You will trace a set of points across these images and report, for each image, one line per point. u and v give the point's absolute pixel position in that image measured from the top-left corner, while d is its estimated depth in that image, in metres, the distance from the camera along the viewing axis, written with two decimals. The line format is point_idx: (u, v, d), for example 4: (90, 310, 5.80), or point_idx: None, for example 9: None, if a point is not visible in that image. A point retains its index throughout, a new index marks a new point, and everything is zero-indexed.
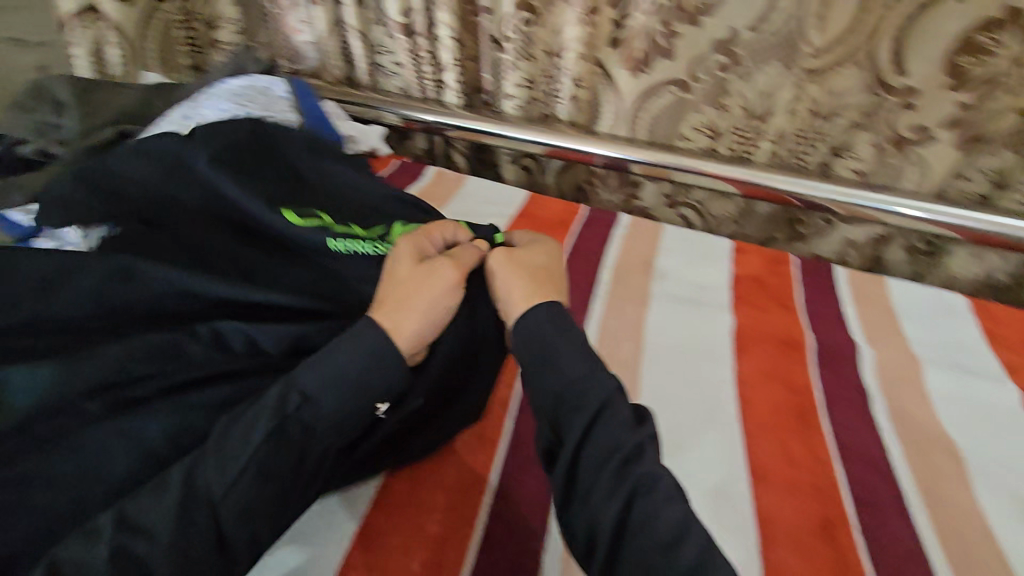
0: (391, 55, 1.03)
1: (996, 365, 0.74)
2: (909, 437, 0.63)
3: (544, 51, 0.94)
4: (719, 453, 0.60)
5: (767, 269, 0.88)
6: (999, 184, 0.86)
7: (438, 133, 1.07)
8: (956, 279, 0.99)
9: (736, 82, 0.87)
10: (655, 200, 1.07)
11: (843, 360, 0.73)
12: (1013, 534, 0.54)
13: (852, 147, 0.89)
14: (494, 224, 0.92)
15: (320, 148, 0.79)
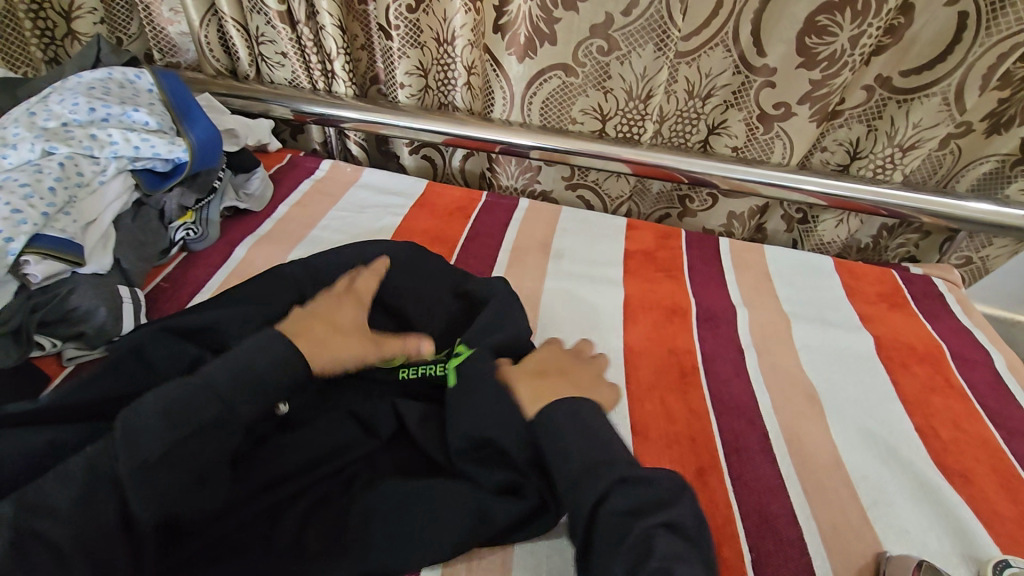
0: (275, 46, 0.98)
1: (853, 316, 0.83)
2: (776, 386, 0.70)
3: (433, 39, 0.94)
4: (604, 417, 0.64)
5: (657, 243, 0.93)
6: (855, 153, 0.97)
7: (333, 125, 1.04)
8: (826, 242, 1.07)
9: (616, 66, 0.90)
10: (555, 183, 1.10)
11: (721, 322, 0.79)
12: (857, 461, 0.62)
13: (726, 125, 0.96)
14: (392, 215, 0.91)
15: (193, 144, 0.75)
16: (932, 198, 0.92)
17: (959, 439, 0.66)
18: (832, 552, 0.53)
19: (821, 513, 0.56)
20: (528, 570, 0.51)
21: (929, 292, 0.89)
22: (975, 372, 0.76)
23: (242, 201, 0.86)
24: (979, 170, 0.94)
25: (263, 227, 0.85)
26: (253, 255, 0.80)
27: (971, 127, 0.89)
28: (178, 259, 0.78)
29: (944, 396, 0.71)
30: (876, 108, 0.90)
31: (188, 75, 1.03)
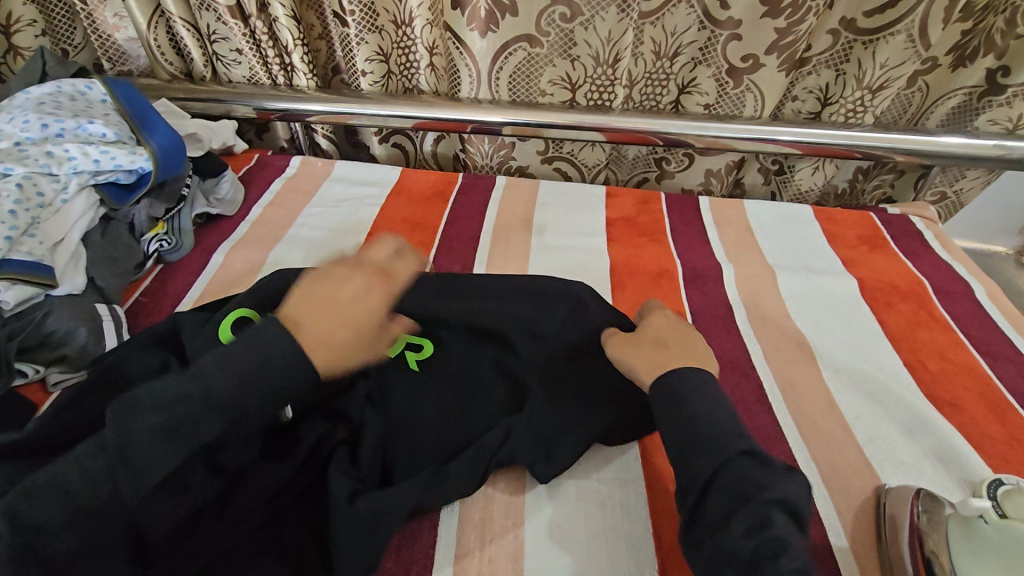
0: (228, 42, 0.95)
1: (835, 261, 0.84)
2: (768, 338, 0.71)
3: (391, 21, 0.92)
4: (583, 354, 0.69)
5: (638, 209, 0.93)
6: (825, 100, 0.97)
7: (298, 119, 1.02)
8: (804, 191, 1.08)
9: (580, 32, 0.89)
10: (531, 158, 1.08)
11: (709, 280, 0.80)
12: (849, 401, 0.63)
13: (696, 83, 0.95)
14: (370, 206, 0.90)
15: (156, 152, 0.73)
16: (904, 136, 0.93)
17: (947, 369, 0.68)
18: (834, 492, 0.55)
19: (820, 456, 0.58)
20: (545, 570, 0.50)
21: (908, 230, 0.91)
22: (958, 303, 0.77)
23: (213, 206, 0.85)
24: (947, 105, 0.95)
25: (239, 230, 0.83)
26: (231, 259, 0.78)
27: (936, 62, 0.90)
28: (155, 271, 0.76)
29: (930, 330, 0.73)
30: (843, 51, 0.90)
31: (142, 82, 0.99)
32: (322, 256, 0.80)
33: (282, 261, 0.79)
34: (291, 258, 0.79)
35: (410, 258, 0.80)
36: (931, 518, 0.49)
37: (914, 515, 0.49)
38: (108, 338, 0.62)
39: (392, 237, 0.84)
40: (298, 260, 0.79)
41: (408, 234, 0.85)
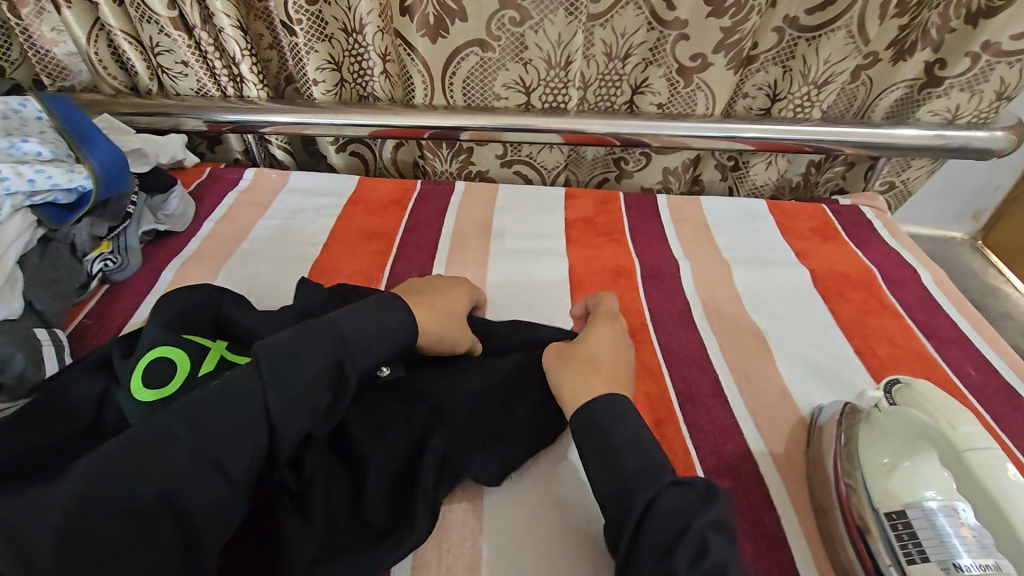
0: (173, 54, 0.93)
1: (789, 253, 0.86)
2: (723, 331, 0.72)
3: (341, 29, 0.91)
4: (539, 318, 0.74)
5: (597, 209, 0.93)
6: (775, 96, 0.99)
7: (251, 131, 1.00)
8: (760, 186, 1.10)
9: (531, 35, 0.89)
10: (490, 162, 1.08)
11: (666, 277, 0.81)
12: (802, 390, 0.65)
13: (648, 83, 0.97)
14: (326, 216, 0.89)
15: (96, 170, 0.71)
16: (851, 129, 0.95)
17: (895, 354, 0.70)
18: (786, 477, 0.56)
19: (773, 444, 0.59)
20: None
21: (858, 220, 0.93)
22: (905, 289, 0.80)
23: (162, 223, 0.82)
24: (891, 97, 0.98)
25: (189, 247, 0.81)
26: (181, 276, 0.76)
27: (877, 57, 0.92)
28: (101, 293, 0.74)
29: (879, 316, 0.75)
30: (789, 48, 0.92)
31: (85, 97, 0.96)
32: (277, 270, 0.78)
33: (234, 276, 0.77)
34: (244, 273, 0.77)
35: (366, 267, 0.79)
36: (851, 453, 0.53)
37: (836, 456, 0.53)
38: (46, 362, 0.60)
39: (349, 247, 0.83)
40: (252, 274, 0.77)
41: (365, 243, 0.84)
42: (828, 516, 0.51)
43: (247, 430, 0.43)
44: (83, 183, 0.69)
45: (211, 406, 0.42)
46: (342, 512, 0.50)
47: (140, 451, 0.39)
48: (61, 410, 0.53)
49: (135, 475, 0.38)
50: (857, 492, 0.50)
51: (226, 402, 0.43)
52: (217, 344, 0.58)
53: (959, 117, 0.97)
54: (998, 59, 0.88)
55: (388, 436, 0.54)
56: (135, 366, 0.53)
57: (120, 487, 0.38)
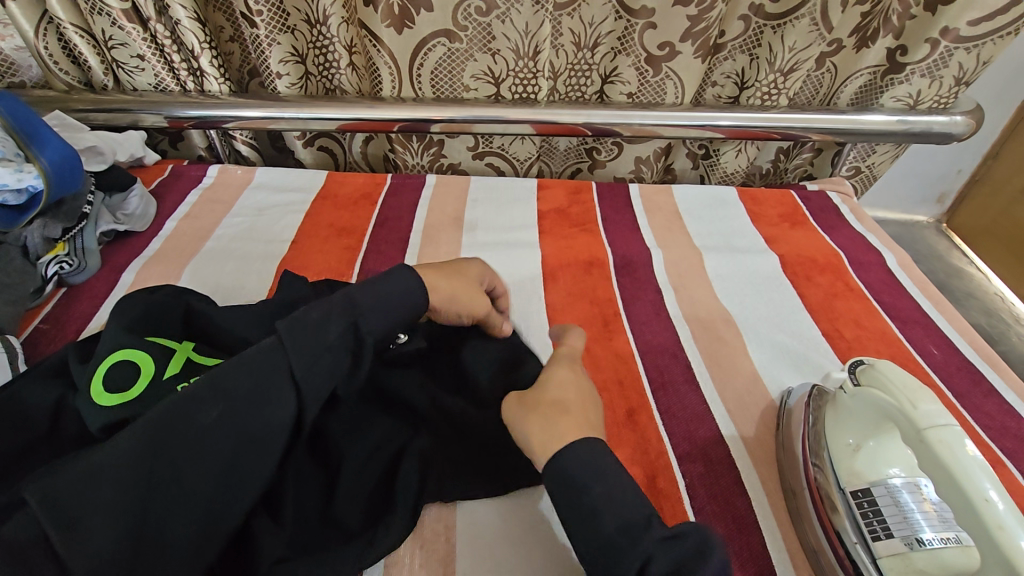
0: (128, 48, 0.90)
1: (759, 240, 0.87)
2: (695, 318, 0.73)
3: (304, 20, 0.89)
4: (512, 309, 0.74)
5: (569, 200, 0.93)
6: (743, 84, 1.00)
7: (214, 127, 0.97)
8: (730, 174, 1.11)
9: (498, 25, 0.88)
10: (462, 155, 1.07)
11: (638, 266, 0.81)
12: (772, 374, 0.66)
13: (618, 72, 0.96)
14: (294, 213, 0.87)
15: (47, 169, 0.68)
16: (817, 116, 0.97)
17: (862, 336, 0.71)
18: (757, 460, 0.56)
19: (743, 428, 0.59)
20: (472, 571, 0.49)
21: (826, 206, 0.95)
22: (871, 272, 0.81)
23: (121, 222, 0.80)
24: (856, 83, 0.99)
25: (151, 247, 0.79)
26: (143, 277, 0.74)
27: (841, 44, 0.93)
28: (57, 296, 0.71)
29: (845, 299, 0.76)
30: (755, 35, 0.93)
31: (36, 94, 0.92)
32: (244, 269, 0.76)
33: (198, 275, 0.75)
34: (208, 272, 0.75)
35: (335, 264, 0.78)
36: (818, 435, 0.54)
37: (804, 438, 0.54)
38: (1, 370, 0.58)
39: (317, 244, 0.81)
40: (218, 274, 0.75)
41: (334, 239, 0.82)
42: (797, 496, 0.52)
43: (273, 416, 0.42)
44: (34, 182, 0.66)
45: (236, 387, 0.41)
46: (310, 511, 0.49)
47: (160, 427, 0.38)
48: (13, 419, 0.51)
49: (157, 445, 0.37)
50: (824, 472, 0.51)
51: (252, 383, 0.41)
52: (183, 346, 0.57)
53: (920, 102, 0.99)
54: (956, 45, 0.90)
55: (365, 436, 0.53)
56: (96, 371, 0.51)
57: (152, 470, 0.37)
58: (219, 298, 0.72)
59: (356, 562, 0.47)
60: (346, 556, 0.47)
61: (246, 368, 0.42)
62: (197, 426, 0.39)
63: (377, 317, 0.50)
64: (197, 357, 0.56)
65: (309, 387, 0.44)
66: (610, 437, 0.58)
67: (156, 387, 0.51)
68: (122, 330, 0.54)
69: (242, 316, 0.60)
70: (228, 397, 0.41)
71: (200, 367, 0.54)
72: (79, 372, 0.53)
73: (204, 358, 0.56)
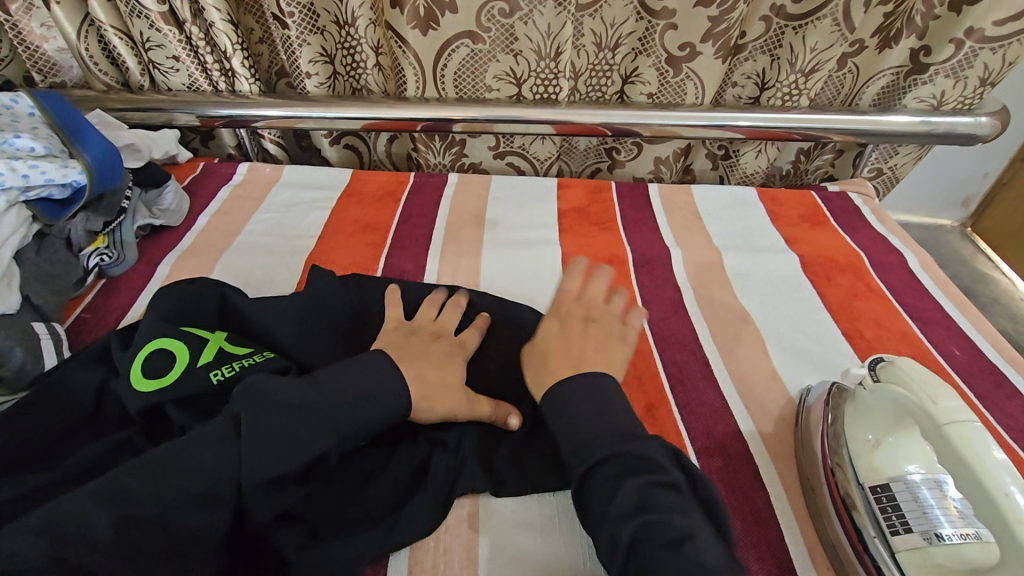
0: (164, 50, 0.93)
1: (779, 240, 0.87)
2: (713, 316, 0.73)
3: (332, 22, 0.92)
4: (532, 303, 0.75)
5: (589, 199, 0.94)
6: (763, 85, 1.01)
7: (243, 126, 1.00)
8: (750, 174, 1.11)
9: (521, 26, 0.89)
10: (483, 154, 1.09)
11: (658, 265, 0.82)
12: (791, 372, 0.66)
13: (638, 73, 0.97)
14: (321, 209, 0.89)
15: (90, 165, 0.71)
16: (838, 116, 0.97)
17: (883, 336, 0.71)
18: (776, 457, 0.57)
19: (762, 424, 0.60)
20: (494, 559, 0.50)
21: (847, 207, 0.94)
22: (892, 274, 0.81)
23: (157, 217, 0.83)
24: (879, 84, 0.99)
25: (184, 241, 0.82)
26: (177, 270, 0.77)
27: (863, 44, 0.93)
28: (97, 287, 0.74)
29: (866, 300, 0.76)
30: (776, 36, 0.93)
31: (76, 93, 0.96)
32: (273, 263, 0.79)
33: (231, 267, 0.78)
34: (240, 264, 0.78)
35: (359, 260, 0.80)
36: (836, 434, 0.54)
37: (823, 436, 0.55)
38: (48, 356, 0.61)
39: (343, 240, 0.83)
40: (249, 266, 0.78)
41: (359, 235, 0.85)
42: (816, 492, 0.53)
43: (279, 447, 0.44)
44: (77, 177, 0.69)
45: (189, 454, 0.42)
46: (336, 501, 0.52)
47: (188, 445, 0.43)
48: (62, 401, 0.54)
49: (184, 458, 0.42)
50: (843, 469, 0.52)
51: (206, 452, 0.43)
52: (216, 335, 0.58)
53: (944, 103, 0.98)
54: (981, 45, 0.89)
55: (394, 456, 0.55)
56: (134, 358, 0.54)
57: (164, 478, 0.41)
58: (250, 289, 0.74)
59: (380, 546, 0.49)
60: (370, 538, 0.49)
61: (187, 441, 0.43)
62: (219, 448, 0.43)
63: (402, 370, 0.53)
64: (229, 346, 0.57)
65: (256, 457, 0.43)
66: None
67: (186, 375, 0.53)
68: (159, 320, 0.57)
69: (272, 309, 0.62)
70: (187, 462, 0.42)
71: (231, 355, 0.56)
72: (123, 355, 0.56)
73: (237, 347, 0.58)
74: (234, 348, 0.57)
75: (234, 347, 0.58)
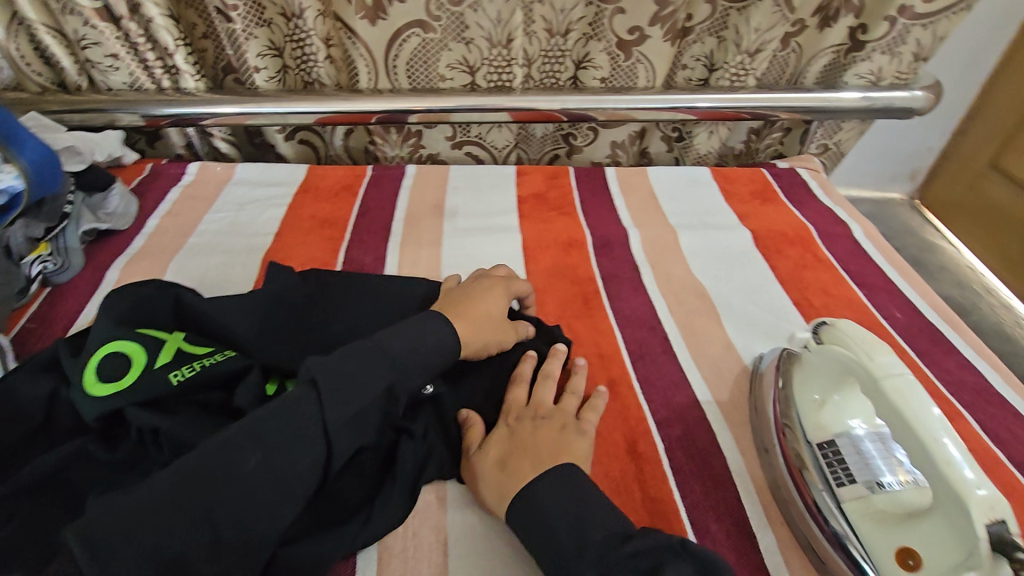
0: (101, 48, 0.89)
1: (732, 217, 0.90)
2: (670, 293, 0.75)
3: (280, 14, 0.90)
4: None
5: (547, 184, 0.95)
6: (712, 67, 1.03)
7: (192, 125, 0.97)
8: (703, 155, 1.14)
9: (471, 14, 0.89)
10: (440, 145, 1.09)
11: (616, 246, 0.83)
12: (745, 341, 0.69)
13: (590, 57, 0.98)
14: (276, 206, 0.88)
15: (26, 170, 0.69)
16: (784, 95, 1.00)
17: (830, 303, 0.74)
18: (732, 422, 0.59)
19: (718, 392, 0.62)
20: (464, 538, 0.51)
21: (795, 182, 0.98)
22: (838, 244, 0.85)
23: (103, 221, 0.80)
24: (821, 62, 1.02)
25: (134, 245, 0.80)
26: (128, 274, 0.75)
27: (804, 24, 0.96)
28: (43, 296, 0.72)
29: (814, 270, 0.79)
30: (721, 18, 0.96)
31: (9, 96, 0.92)
32: (228, 262, 0.77)
33: (185, 268, 0.76)
34: (195, 265, 0.76)
35: (317, 255, 0.79)
36: (786, 397, 0.57)
37: (774, 400, 0.57)
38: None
39: (300, 236, 0.82)
40: (203, 266, 0.76)
41: (317, 230, 0.84)
42: (769, 452, 0.55)
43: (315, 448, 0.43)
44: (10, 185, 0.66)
45: (259, 462, 0.41)
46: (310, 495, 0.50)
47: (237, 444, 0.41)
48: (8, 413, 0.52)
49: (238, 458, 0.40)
50: (793, 431, 0.54)
51: (282, 455, 0.42)
52: (172, 336, 0.57)
53: (882, 79, 1.02)
54: (912, 22, 0.93)
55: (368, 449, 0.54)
56: (87, 363, 0.52)
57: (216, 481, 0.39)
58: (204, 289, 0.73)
59: (352, 540, 0.48)
60: (343, 533, 0.48)
61: (236, 439, 0.41)
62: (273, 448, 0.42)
63: (418, 351, 0.52)
64: (188, 346, 0.56)
65: (305, 457, 0.43)
66: (594, 405, 0.60)
67: (146, 378, 0.52)
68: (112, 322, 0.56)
69: (231, 306, 0.61)
70: (261, 468, 0.41)
71: (189, 355, 0.55)
72: (73, 360, 0.54)
73: (195, 346, 0.57)
74: (193, 348, 0.57)
75: (193, 347, 0.57)
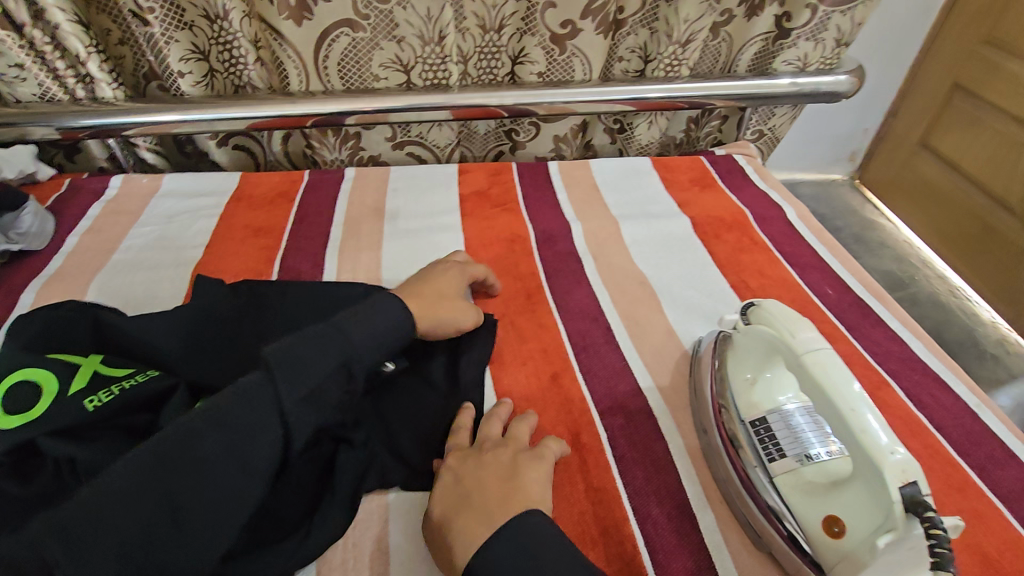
0: (4, 58, 0.84)
1: (672, 205, 0.91)
2: (612, 283, 0.76)
3: (201, 16, 0.86)
4: None
5: (490, 181, 0.95)
6: (647, 58, 1.04)
7: (113, 136, 0.93)
8: (646, 145, 1.15)
9: (400, 12, 0.88)
10: (381, 146, 1.07)
11: (559, 239, 0.83)
12: (686, 326, 0.70)
13: (526, 53, 0.98)
14: (207, 217, 0.84)
15: None
16: (717, 84, 1.02)
17: (766, 284, 0.76)
18: (673, 407, 0.60)
19: (659, 377, 0.63)
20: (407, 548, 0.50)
21: (732, 168, 1.00)
22: (773, 226, 0.87)
23: (15, 242, 0.75)
24: (751, 50, 1.05)
25: (52, 265, 0.75)
26: (44, 297, 0.70)
27: (732, 13, 0.99)
28: None
29: (750, 253, 0.81)
30: (652, 10, 0.97)
31: None
32: (155, 278, 0.74)
33: (108, 287, 0.72)
34: (119, 283, 0.73)
35: (251, 265, 0.76)
36: (722, 377, 0.58)
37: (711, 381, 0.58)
38: None
39: (234, 246, 0.79)
40: (128, 284, 0.73)
41: (252, 239, 0.81)
42: (708, 433, 0.56)
43: (270, 437, 0.44)
44: None
45: (212, 448, 0.42)
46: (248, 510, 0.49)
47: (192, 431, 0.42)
48: None
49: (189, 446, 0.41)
50: (729, 411, 0.55)
51: (230, 442, 0.42)
52: (89, 359, 0.54)
53: (809, 65, 1.06)
54: (833, 8, 0.96)
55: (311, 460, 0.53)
56: None
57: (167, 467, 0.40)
58: (129, 308, 0.70)
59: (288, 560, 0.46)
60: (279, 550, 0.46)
61: (187, 426, 0.42)
62: (229, 435, 0.42)
63: (369, 340, 0.52)
64: (105, 368, 0.54)
65: (258, 448, 0.43)
66: (537, 400, 0.60)
67: (56, 406, 0.49)
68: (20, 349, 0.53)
69: (153, 323, 0.58)
70: (212, 455, 0.42)
71: (107, 378, 0.52)
72: None
73: (114, 368, 0.54)
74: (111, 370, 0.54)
75: (111, 369, 0.54)
